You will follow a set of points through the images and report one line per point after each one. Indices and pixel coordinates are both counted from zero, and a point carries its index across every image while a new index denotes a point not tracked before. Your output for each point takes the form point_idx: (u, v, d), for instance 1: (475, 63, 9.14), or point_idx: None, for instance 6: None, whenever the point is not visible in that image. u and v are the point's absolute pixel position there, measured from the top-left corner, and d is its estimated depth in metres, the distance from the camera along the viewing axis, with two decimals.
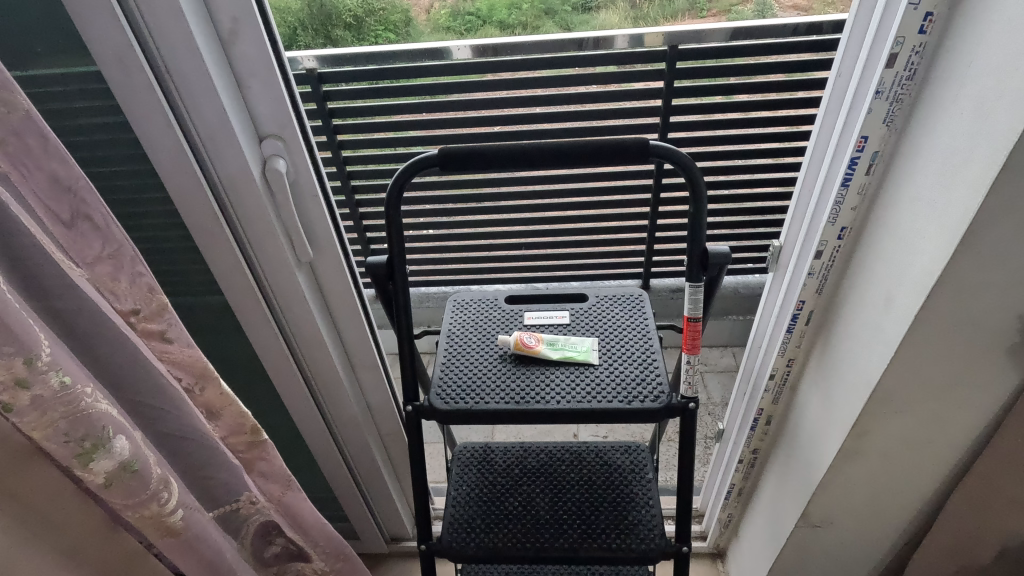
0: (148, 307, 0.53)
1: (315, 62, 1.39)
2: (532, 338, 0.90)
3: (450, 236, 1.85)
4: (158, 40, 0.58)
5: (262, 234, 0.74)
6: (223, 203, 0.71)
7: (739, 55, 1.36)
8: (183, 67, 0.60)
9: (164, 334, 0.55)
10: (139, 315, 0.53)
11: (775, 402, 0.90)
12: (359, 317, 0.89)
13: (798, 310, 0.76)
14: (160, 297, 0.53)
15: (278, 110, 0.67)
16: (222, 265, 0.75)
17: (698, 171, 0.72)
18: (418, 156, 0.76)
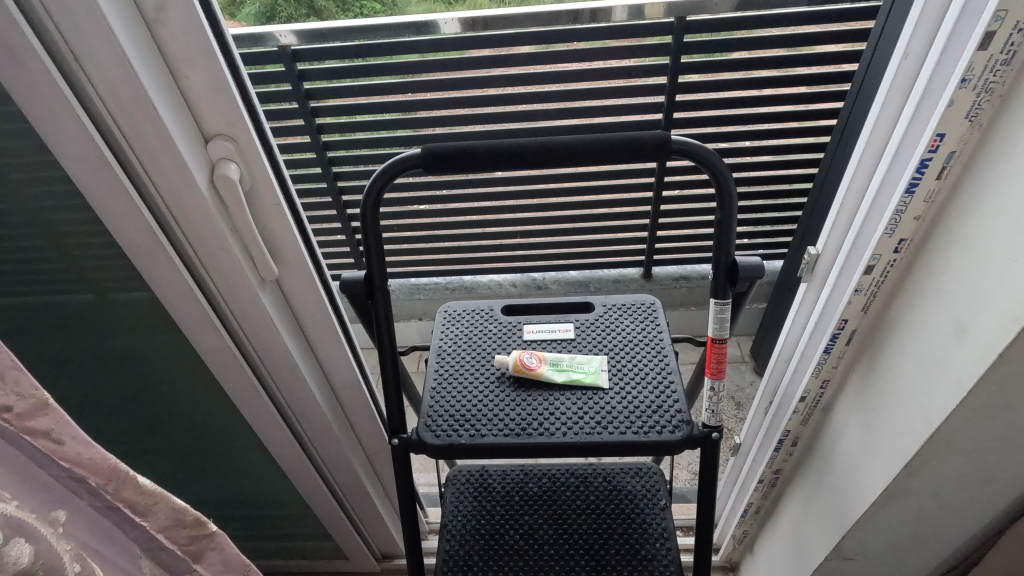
0: (24, 403, 0.39)
1: (293, 37, 1.24)
2: (533, 357, 0.80)
3: (439, 225, 1.73)
4: (59, 22, 0.47)
5: (215, 250, 0.63)
6: (163, 214, 0.59)
7: (753, 27, 1.23)
8: (96, 55, 0.48)
9: (52, 437, 0.41)
10: (12, 411, 0.39)
11: (803, 424, 0.81)
12: (337, 336, 0.79)
13: (839, 329, 0.66)
14: (37, 391, 0.40)
15: (224, 103, 0.55)
16: (168, 286, 0.64)
17: (728, 171, 0.62)
18: (399, 155, 0.64)
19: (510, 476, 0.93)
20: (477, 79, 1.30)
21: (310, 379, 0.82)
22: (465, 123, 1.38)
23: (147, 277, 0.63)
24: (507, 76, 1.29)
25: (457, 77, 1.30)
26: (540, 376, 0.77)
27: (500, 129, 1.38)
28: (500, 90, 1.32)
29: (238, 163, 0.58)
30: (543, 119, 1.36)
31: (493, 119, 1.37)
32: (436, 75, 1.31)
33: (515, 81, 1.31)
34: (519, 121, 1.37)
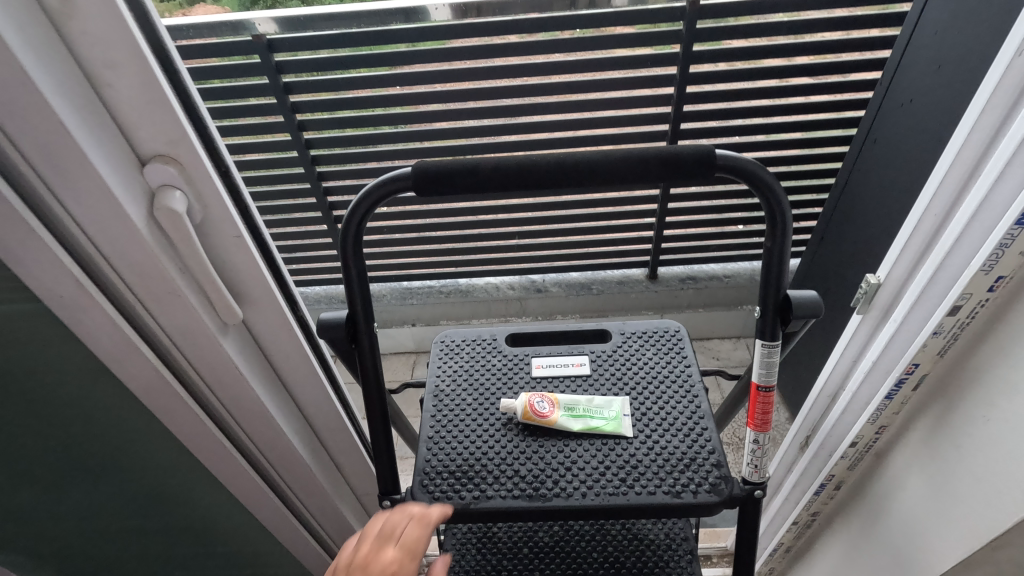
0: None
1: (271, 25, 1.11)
2: (544, 402, 0.69)
3: (430, 226, 1.61)
4: None
5: (163, 297, 0.51)
6: (93, 261, 0.47)
7: (770, 12, 1.12)
8: None
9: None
10: None
11: (850, 469, 0.71)
12: (316, 377, 0.68)
13: (907, 374, 0.56)
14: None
15: (161, 116, 0.44)
16: (114, 354, 0.51)
17: (783, 192, 0.51)
18: (385, 174, 0.53)
19: (516, 524, 0.83)
20: (472, 70, 1.18)
21: (291, 432, 0.70)
22: (458, 117, 1.25)
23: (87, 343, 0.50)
24: (505, 66, 1.18)
25: (451, 68, 1.18)
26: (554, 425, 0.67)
27: (497, 125, 1.27)
28: (498, 82, 1.20)
29: (183, 189, 0.47)
30: (544, 114, 1.25)
31: (491, 114, 1.25)
32: (426, 66, 1.19)
33: (514, 71, 1.19)
34: (519, 117, 1.26)
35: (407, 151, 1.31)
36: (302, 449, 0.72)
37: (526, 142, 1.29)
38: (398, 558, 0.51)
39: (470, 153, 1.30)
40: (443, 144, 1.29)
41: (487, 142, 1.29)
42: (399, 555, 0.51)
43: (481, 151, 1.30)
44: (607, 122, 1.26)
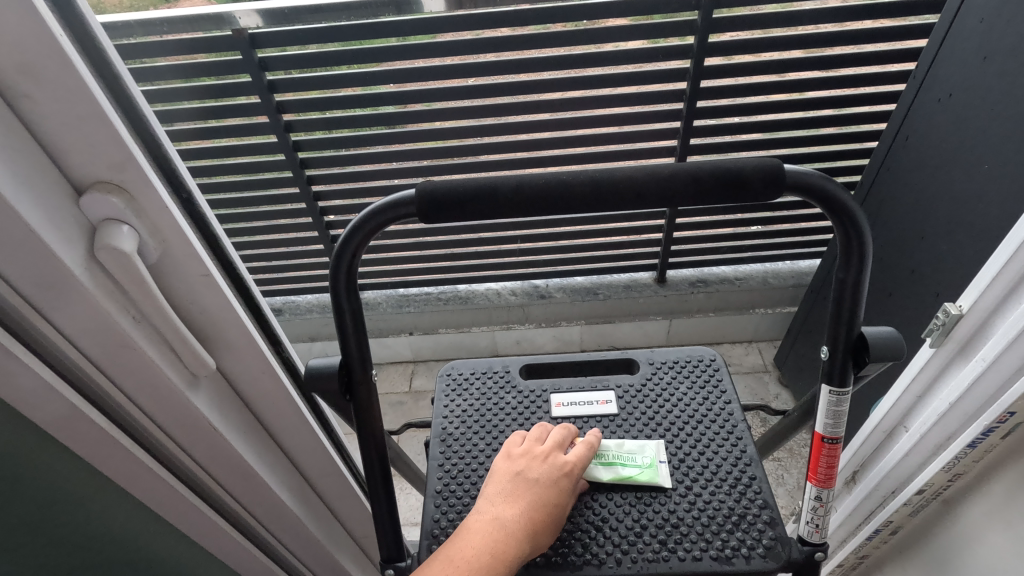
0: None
1: (256, 18, 0.99)
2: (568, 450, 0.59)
3: (424, 232, 1.50)
4: None
5: (117, 353, 0.42)
6: (27, 321, 0.38)
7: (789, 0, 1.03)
8: None
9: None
10: None
11: (911, 514, 0.63)
12: (306, 423, 0.59)
13: (998, 423, 0.48)
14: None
15: (98, 135, 0.35)
16: (63, 426, 0.42)
17: (862, 215, 0.43)
18: (386, 198, 0.44)
19: None
20: (468, 66, 1.09)
21: (280, 486, 0.61)
22: (457, 116, 1.16)
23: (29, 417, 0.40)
24: (506, 61, 1.08)
25: (447, 63, 1.09)
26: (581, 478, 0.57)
27: (496, 124, 1.18)
28: (498, 78, 1.11)
29: (133, 224, 0.38)
30: (547, 111, 1.16)
31: (491, 113, 1.16)
32: (421, 62, 1.10)
33: (515, 66, 1.10)
34: (521, 115, 1.17)
35: (399, 153, 1.22)
36: (293, 504, 0.64)
37: (530, 141, 1.20)
38: (571, 458, 0.53)
39: (468, 155, 1.22)
40: (442, 145, 1.20)
41: (488, 141, 1.21)
42: (571, 456, 0.53)
43: (480, 152, 1.22)
44: (614, 120, 1.17)
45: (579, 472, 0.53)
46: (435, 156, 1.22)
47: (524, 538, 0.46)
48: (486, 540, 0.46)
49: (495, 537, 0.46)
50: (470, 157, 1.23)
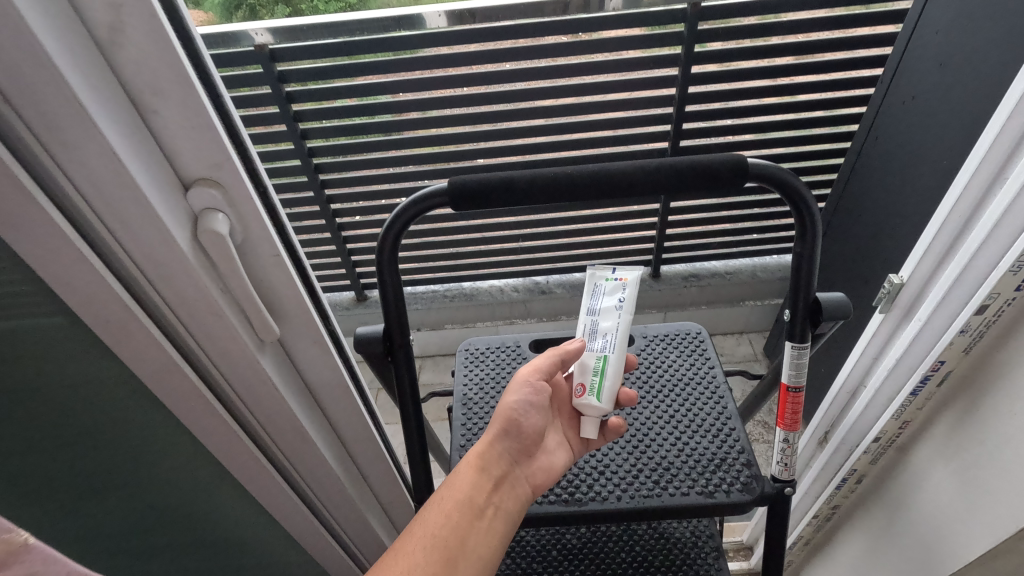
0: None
1: (269, 36, 1.10)
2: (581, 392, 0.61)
3: (428, 233, 1.59)
4: None
5: (205, 319, 0.52)
6: (142, 290, 0.48)
7: (781, 11, 1.13)
8: (41, 98, 0.36)
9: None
10: None
11: (872, 462, 0.73)
12: (349, 390, 0.69)
13: (933, 371, 0.58)
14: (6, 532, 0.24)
15: (206, 141, 0.44)
16: (161, 377, 0.52)
17: (813, 199, 0.52)
18: (424, 189, 0.54)
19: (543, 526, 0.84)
20: (464, 76, 1.18)
21: (324, 445, 0.71)
22: (461, 123, 1.26)
23: (137, 370, 0.50)
24: (507, 72, 1.18)
25: (453, 75, 1.18)
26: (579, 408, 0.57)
27: (492, 130, 1.27)
28: (500, 87, 1.21)
29: (226, 211, 0.47)
30: (544, 117, 1.25)
31: (487, 119, 1.26)
32: (428, 73, 1.19)
33: (516, 77, 1.19)
34: (520, 120, 1.26)
35: (407, 157, 1.31)
36: (334, 463, 0.73)
37: (529, 145, 1.29)
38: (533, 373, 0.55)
39: (465, 159, 1.32)
40: (450, 150, 1.31)
41: (491, 146, 1.30)
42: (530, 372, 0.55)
43: (478, 156, 1.31)
44: (606, 124, 1.27)
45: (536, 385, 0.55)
46: (437, 160, 1.32)
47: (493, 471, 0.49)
48: (462, 499, 0.45)
49: (469, 493, 0.46)
50: (473, 161, 1.32)
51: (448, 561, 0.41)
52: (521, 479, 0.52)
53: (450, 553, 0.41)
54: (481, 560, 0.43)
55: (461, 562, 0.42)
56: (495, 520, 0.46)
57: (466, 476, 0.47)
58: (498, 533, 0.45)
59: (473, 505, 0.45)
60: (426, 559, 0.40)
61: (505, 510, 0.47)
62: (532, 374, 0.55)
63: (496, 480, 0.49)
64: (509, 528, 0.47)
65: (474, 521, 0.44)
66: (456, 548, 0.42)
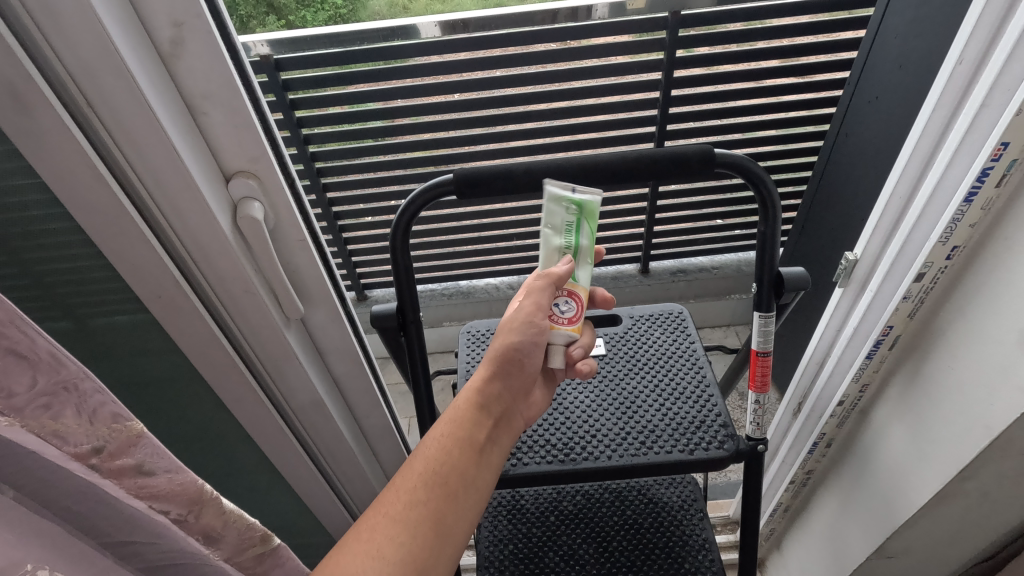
0: (116, 440, 0.39)
1: (268, 47, 1.18)
2: (572, 307, 0.63)
3: (421, 234, 1.60)
4: (85, 84, 0.46)
5: (236, 287, 0.63)
6: (184, 260, 0.59)
7: (766, 17, 1.20)
8: (120, 108, 0.47)
9: (140, 468, 0.40)
10: (103, 453, 0.38)
11: (839, 427, 0.80)
12: (356, 357, 0.80)
13: (883, 335, 0.65)
14: (131, 423, 0.39)
15: (245, 140, 0.54)
16: (193, 334, 0.63)
17: (772, 185, 0.60)
18: (432, 180, 0.61)
19: (542, 496, 0.90)
20: (457, 82, 1.25)
21: (330, 404, 0.82)
22: (457, 126, 1.33)
23: (169, 327, 0.62)
24: (500, 78, 1.25)
25: (448, 81, 1.25)
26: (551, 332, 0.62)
27: (484, 133, 1.34)
28: (493, 93, 1.28)
29: (260, 200, 0.58)
30: (535, 120, 1.32)
31: (479, 123, 1.32)
32: (425, 80, 1.26)
33: (508, 83, 1.26)
34: (512, 124, 1.33)
35: (406, 160, 1.37)
36: (339, 420, 0.85)
37: (521, 147, 1.36)
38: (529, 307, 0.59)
39: (456, 161, 1.38)
40: (446, 152, 1.37)
41: (485, 148, 1.37)
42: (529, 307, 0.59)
43: (470, 159, 1.37)
44: (594, 126, 1.33)
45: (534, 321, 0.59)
46: (433, 162, 1.38)
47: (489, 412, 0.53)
48: (462, 435, 0.50)
49: (469, 429, 0.51)
50: (469, 162, 1.38)
51: (450, 492, 0.46)
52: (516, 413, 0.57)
53: (452, 486, 0.47)
54: (479, 491, 0.49)
55: (462, 493, 0.47)
56: (491, 455, 0.51)
57: (466, 412, 0.52)
58: (493, 467, 0.51)
59: (473, 442, 0.50)
60: (429, 490, 0.46)
61: (500, 445, 0.53)
62: (534, 313, 0.59)
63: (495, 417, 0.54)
64: (502, 461, 0.53)
65: (473, 456, 0.49)
66: (457, 482, 0.47)
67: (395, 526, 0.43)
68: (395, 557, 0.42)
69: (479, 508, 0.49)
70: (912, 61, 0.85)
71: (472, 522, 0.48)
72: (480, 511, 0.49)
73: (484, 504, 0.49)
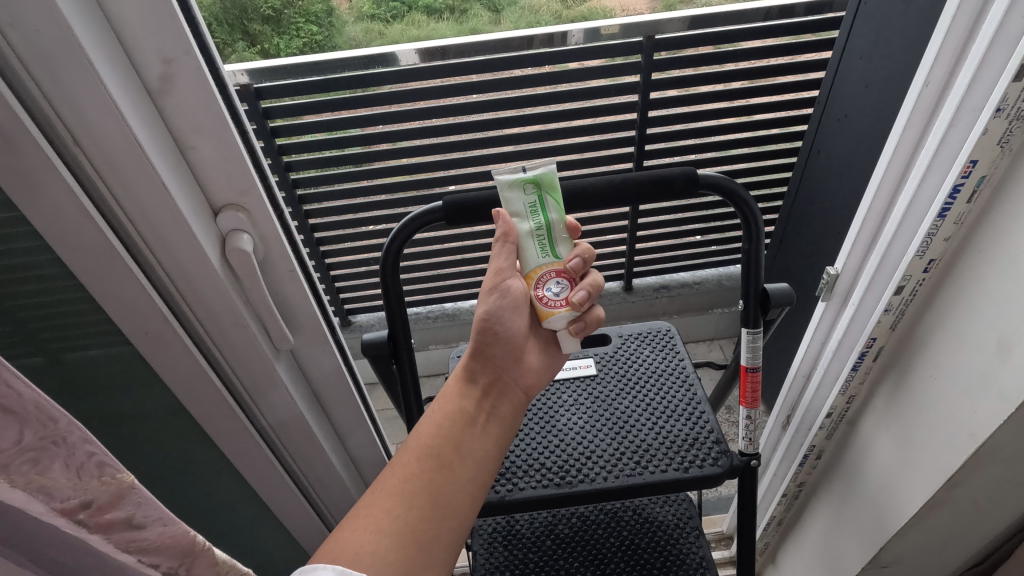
0: (105, 493, 0.37)
1: (247, 77, 1.18)
2: (565, 284, 0.60)
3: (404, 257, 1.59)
4: (69, 120, 0.45)
5: (224, 318, 0.62)
6: (170, 293, 0.58)
7: (738, 40, 1.24)
8: (107, 142, 0.47)
9: (130, 521, 0.39)
10: (92, 507, 0.36)
11: (828, 437, 0.81)
12: (347, 385, 0.79)
13: (867, 347, 0.67)
14: (121, 475, 0.38)
15: (235, 173, 0.54)
16: (179, 368, 0.62)
17: (753, 204, 0.61)
18: (419, 209, 0.61)
19: (537, 520, 0.90)
20: (435, 108, 1.26)
21: (319, 434, 0.81)
22: (439, 150, 1.33)
23: (154, 362, 0.61)
24: (481, 102, 1.27)
25: (429, 107, 1.26)
26: (552, 320, 0.61)
27: (464, 157, 1.35)
28: (474, 117, 1.29)
29: (249, 232, 0.58)
30: (516, 143, 1.34)
31: (458, 147, 1.33)
32: (405, 105, 1.26)
33: (489, 107, 1.28)
34: (494, 147, 1.34)
35: (388, 184, 1.37)
36: (328, 450, 0.83)
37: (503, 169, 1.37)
38: (491, 276, 0.60)
39: (438, 185, 1.38)
40: (428, 175, 1.37)
41: (468, 170, 1.37)
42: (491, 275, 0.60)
43: (450, 183, 1.38)
44: (573, 148, 1.35)
45: (497, 286, 0.60)
46: (414, 186, 1.38)
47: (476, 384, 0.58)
48: (453, 412, 0.55)
49: (459, 406, 0.56)
50: (451, 185, 1.39)
51: (443, 463, 0.51)
52: (512, 383, 0.61)
53: (444, 457, 0.51)
54: (473, 460, 0.53)
55: (456, 462, 0.52)
56: (485, 425, 0.56)
57: (456, 391, 0.57)
58: (488, 436, 0.55)
59: (463, 416, 0.55)
60: (423, 465, 0.50)
61: (496, 414, 0.57)
62: (496, 281, 0.60)
63: (483, 391, 0.58)
64: (498, 430, 0.56)
65: (465, 428, 0.54)
66: (449, 453, 0.52)
67: (391, 499, 0.48)
68: (396, 526, 0.47)
69: (479, 475, 0.53)
70: (878, 82, 0.89)
71: (474, 489, 0.51)
72: (481, 478, 0.53)
73: (484, 471, 0.53)
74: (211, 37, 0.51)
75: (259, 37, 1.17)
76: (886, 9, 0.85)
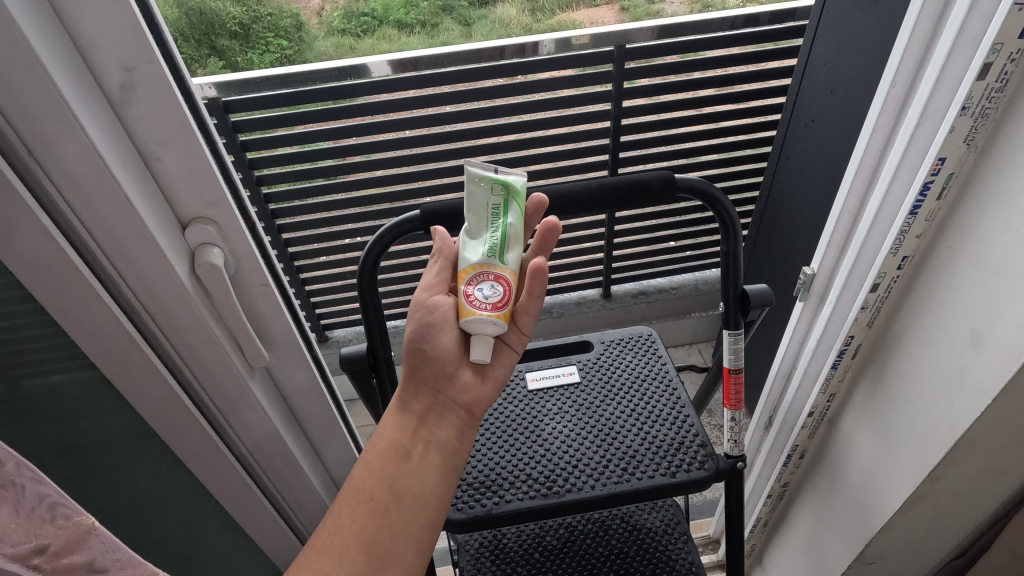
0: (62, 537, 0.39)
1: (215, 90, 1.16)
2: (499, 290, 0.58)
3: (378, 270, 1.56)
4: (23, 129, 0.43)
5: (196, 338, 0.60)
6: (136, 311, 0.56)
7: (705, 49, 1.27)
8: (67, 155, 0.45)
9: (91, 564, 0.41)
10: (47, 553, 0.39)
11: (810, 437, 0.82)
12: (325, 402, 0.77)
13: (846, 345, 0.68)
14: (78, 519, 0.40)
15: (205, 185, 0.52)
16: (147, 390, 0.60)
17: (730, 204, 0.62)
18: (398, 218, 0.61)
19: (524, 533, 0.88)
20: (406, 120, 1.25)
21: (297, 453, 0.78)
22: (413, 161, 1.32)
23: (121, 385, 0.58)
24: (455, 113, 1.27)
25: (402, 118, 1.25)
26: (472, 320, 0.57)
27: (439, 168, 1.34)
28: (447, 127, 1.29)
29: (220, 246, 0.56)
30: (491, 153, 1.33)
31: (431, 158, 1.32)
32: (376, 117, 1.25)
33: (462, 117, 1.28)
34: (468, 158, 1.34)
35: (362, 197, 1.36)
36: (306, 470, 0.81)
37: None
38: (417, 294, 0.59)
39: (412, 197, 1.37)
40: (402, 186, 1.36)
41: (442, 181, 1.36)
42: (417, 293, 0.59)
43: (424, 194, 1.37)
44: (547, 157, 1.35)
45: (420, 299, 0.59)
46: (388, 198, 1.37)
47: (404, 413, 0.57)
48: (385, 448, 0.54)
49: (391, 442, 0.54)
50: (426, 197, 1.38)
51: (373, 510, 0.50)
52: (450, 403, 0.58)
53: (378, 502, 0.50)
54: (411, 500, 0.51)
55: (389, 506, 0.50)
56: (422, 458, 0.54)
57: (389, 424, 0.56)
58: (427, 468, 0.53)
59: (397, 452, 0.54)
60: (354, 514, 0.50)
61: (434, 441, 0.55)
62: (425, 295, 0.59)
63: (418, 420, 0.56)
64: (438, 459, 0.54)
65: (397, 466, 0.52)
66: (383, 496, 0.51)
67: (321, 559, 0.48)
68: None
69: (419, 514, 0.51)
70: (841, 87, 0.91)
71: (414, 533, 0.50)
72: (422, 517, 0.51)
73: (424, 509, 0.52)
74: (176, 46, 0.49)
75: (228, 52, 1.13)
76: (848, 15, 0.87)
